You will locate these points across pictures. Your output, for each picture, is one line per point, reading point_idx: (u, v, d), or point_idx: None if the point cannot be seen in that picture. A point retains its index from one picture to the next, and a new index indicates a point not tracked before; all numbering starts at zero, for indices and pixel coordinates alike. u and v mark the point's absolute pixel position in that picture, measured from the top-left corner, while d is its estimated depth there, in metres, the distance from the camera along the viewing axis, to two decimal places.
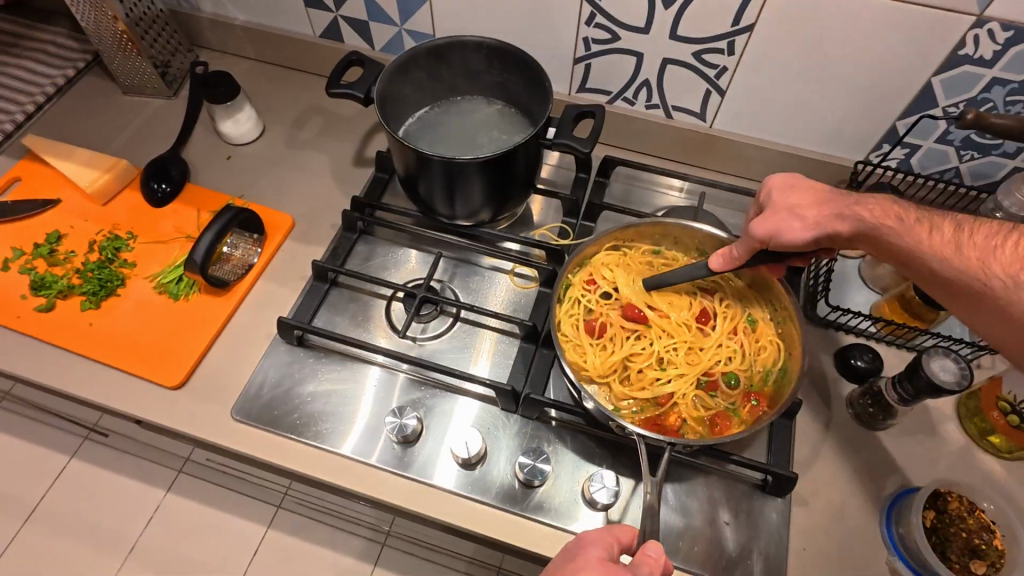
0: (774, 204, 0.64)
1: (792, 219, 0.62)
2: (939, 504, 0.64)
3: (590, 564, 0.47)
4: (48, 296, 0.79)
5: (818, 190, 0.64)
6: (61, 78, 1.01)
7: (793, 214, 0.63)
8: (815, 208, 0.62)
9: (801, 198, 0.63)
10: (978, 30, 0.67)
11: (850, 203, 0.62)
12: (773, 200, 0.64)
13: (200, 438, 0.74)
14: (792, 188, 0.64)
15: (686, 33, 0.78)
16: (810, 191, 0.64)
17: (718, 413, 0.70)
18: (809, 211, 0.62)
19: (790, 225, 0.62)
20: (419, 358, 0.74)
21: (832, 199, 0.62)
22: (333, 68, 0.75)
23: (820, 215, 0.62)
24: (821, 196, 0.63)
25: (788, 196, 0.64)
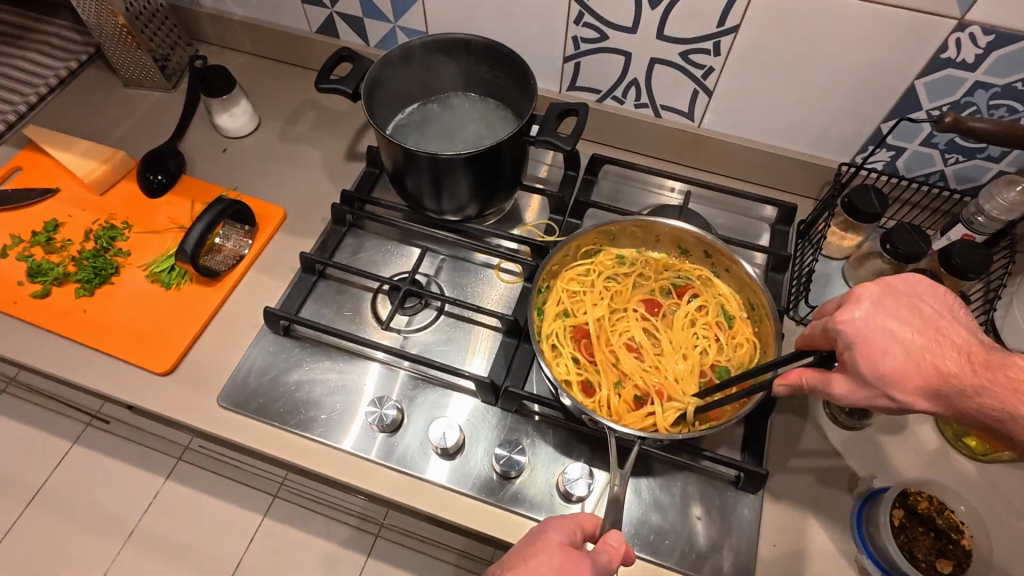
0: (863, 373, 0.47)
1: (890, 396, 0.46)
2: (908, 503, 0.65)
3: (550, 549, 0.48)
4: (44, 283, 0.81)
5: (905, 331, 0.47)
6: (64, 71, 1.03)
7: (893, 389, 0.46)
8: (910, 372, 0.46)
9: (896, 357, 0.46)
10: (959, 34, 0.67)
11: (961, 370, 0.45)
12: (862, 367, 0.47)
13: (188, 424, 0.75)
14: (877, 332, 0.47)
15: (673, 33, 0.79)
16: (897, 342, 0.46)
17: (703, 406, 0.71)
18: (907, 383, 0.46)
19: (882, 402, 0.47)
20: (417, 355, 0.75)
21: (938, 362, 0.46)
22: (322, 63, 0.76)
23: (923, 391, 0.46)
24: (921, 350, 0.46)
25: (870, 352, 0.46)
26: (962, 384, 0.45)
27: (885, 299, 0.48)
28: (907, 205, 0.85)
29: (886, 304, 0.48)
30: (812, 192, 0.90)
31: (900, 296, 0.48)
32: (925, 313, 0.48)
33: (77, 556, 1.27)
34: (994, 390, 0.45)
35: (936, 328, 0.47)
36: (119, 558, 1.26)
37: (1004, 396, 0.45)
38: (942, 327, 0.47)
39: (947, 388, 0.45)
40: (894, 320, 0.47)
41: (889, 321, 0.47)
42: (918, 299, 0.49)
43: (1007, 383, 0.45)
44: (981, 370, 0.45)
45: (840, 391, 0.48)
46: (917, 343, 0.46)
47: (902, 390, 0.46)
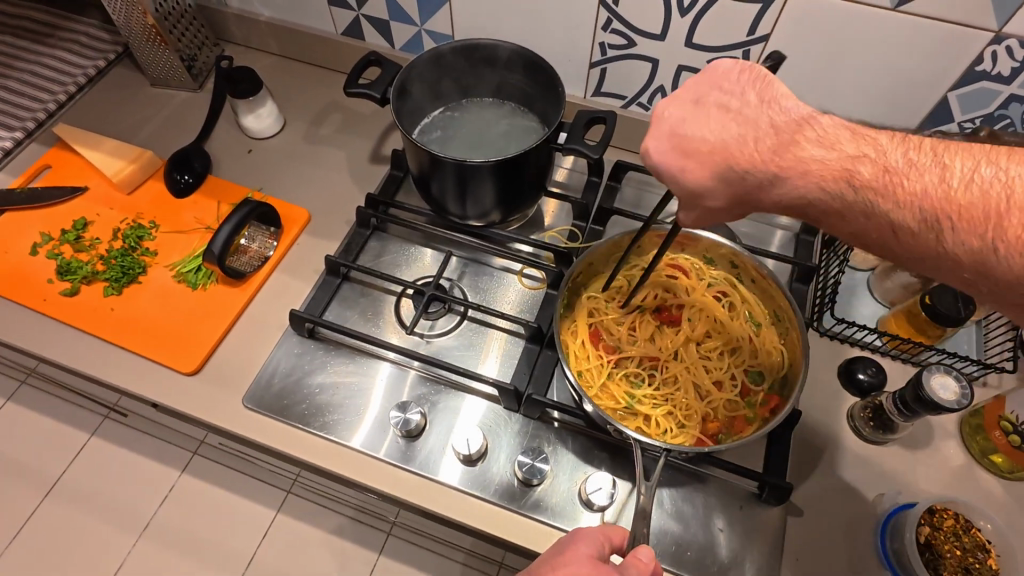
0: (677, 142, 0.52)
1: (689, 175, 0.52)
2: (935, 519, 0.64)
3: (580, 560, 0.48)
4: (73, 281, 0.82)
5: (700, 127, 0.51)
6: (92, 69, 1.04)
7: (682, 178, 0.52)
8: (708, 151, 0.50)
9: (714, 127, 0.50)
10: (996, 46, 0.66)
11: (757, 146, 0.49)
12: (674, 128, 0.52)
13: (213, 423, 0.76)
14: (687, 126, 0.52)
15: (701, 41, 0.79)
16: (695, 141, 0.51)
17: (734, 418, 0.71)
18: (705, 161, 0.51)
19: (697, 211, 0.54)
20: (430, 357, 0.76)
21: (738, 136, 0.50)
22: (352, 67, 0.76)
23: (718, 184, 0.51)
24: (720, 137, 0.50)
25: (694, 128, 0.51)
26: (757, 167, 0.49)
27: (690, 105, 0.52)
28: None
29: (698, 102, 0.52)
30: None
31: (713, 90, 0.52)
32: (721, 100, 0.51)
33: (95, 546, 1.28)
34: (799, 165, 0.47)
35: (743, 119, 0.50)
36: (136, 550, 1.27)
37: (792, 175, 0.48)
38: (746, 110, 0.50)
39: (730, 173, 0.50)
40: (687, 117, 0.52)
41: (688, 116, 0.52)
42: (719, 92, 0.52)
43: (814, 159, 0.47)
44: (776, 153, 0.48)
45: (657, 162, 0.53)
46: (728, 129, 0.50)
47: (698, 175, 0.51)
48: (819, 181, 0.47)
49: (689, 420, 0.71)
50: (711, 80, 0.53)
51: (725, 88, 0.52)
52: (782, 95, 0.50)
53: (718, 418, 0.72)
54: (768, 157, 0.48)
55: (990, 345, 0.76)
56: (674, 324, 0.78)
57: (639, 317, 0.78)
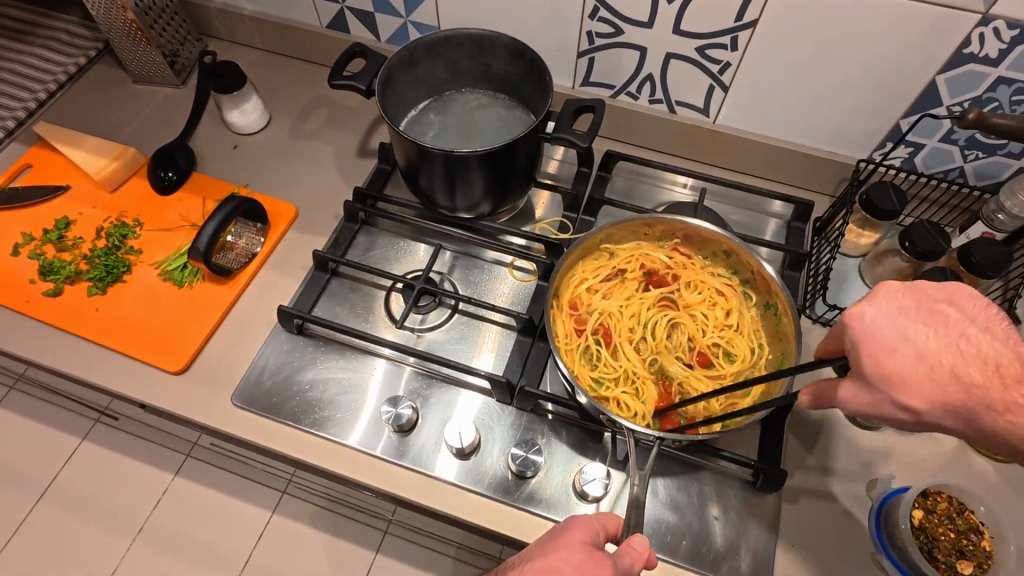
0: (868, 374, 0.45)
1: (896, 401, 0.44)
2: (928, 503, 0.65)
3: (572, 546, 0.48)
4: (57, 281, 0.81)
5: (927, 335, 0.44)
6: (73, 66, 1.02)
7: (901, 393, 0.44)
8: (904, 383, 0.44)
9: (906, 360, 0.44)
10: (982, 29, 0.66)
11: (985, 381, 0.43)
12: (866, 369, 0.45)
13: (203, 423, 0.75)
14: (882, 355, 0.45)
15: (689, 28, 0.78)
16: (904, 347, 0.45)
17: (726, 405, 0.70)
18: (918, 388, 0.44)
19: (889, 410, 0.45)
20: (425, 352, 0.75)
21: (948, 360, 0.44)
22: (336, 59, 0.75)
23: (936, 405, 0.44)
24: (923, 360, 0.44)
25: (873, 362, 0.45)
26: (980, 395, 0.43)
27: (896, 309, 0.46)
28: (925, 202, 0.84)
29: (902, 312, 0.45)
30: (829, 189, 0.90)
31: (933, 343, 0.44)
32: (937, 302, 0.46)
33: (89, 552, 1.27)
34: (1018, 403, 0.43)
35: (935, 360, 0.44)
36: (130, 554, 1.26)
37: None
38: (969, 333, 0.44)
39: (957, 404, 0.43)
40: (912, 324, 0.45)
41: (900, 320, 0.45)
42: (944, 305, 0.45)
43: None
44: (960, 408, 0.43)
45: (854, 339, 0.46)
46: (935, 344, 0.44)
47: (909, 396, 0.44)
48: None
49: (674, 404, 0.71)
50: (947, 289, 0.46)
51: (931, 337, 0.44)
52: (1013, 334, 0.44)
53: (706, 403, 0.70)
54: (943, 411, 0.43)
55: None
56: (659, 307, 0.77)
57: (625, 302, 0.77)
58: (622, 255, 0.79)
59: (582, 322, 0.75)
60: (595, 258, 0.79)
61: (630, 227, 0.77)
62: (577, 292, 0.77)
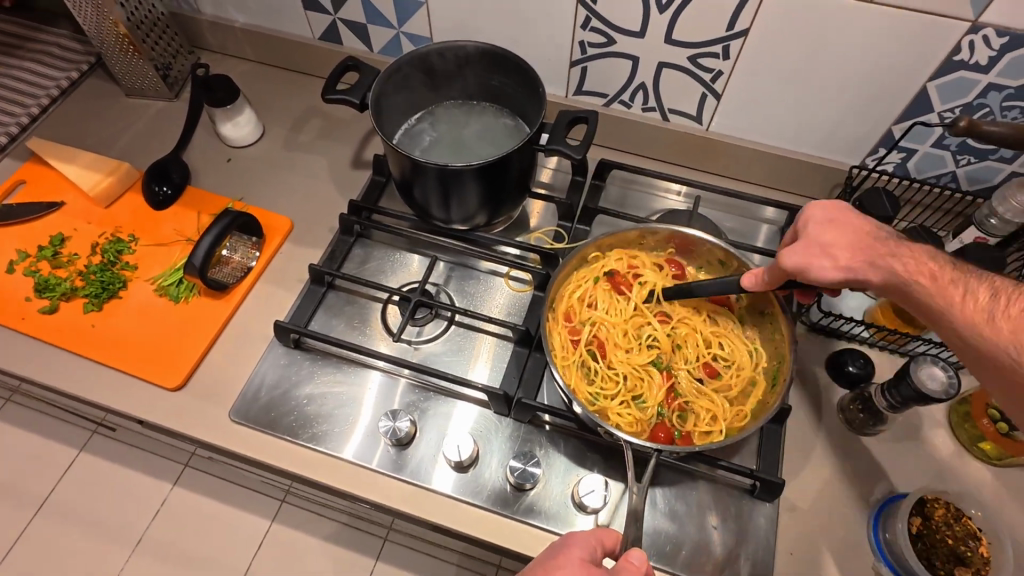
0: (812, 234, 0.61)
1: (826, 253, 0.59)
2: (926, 510, 0.65)
3: (572, 564, 0.48)
4: (52, 298, 0.81)
5: (856, 223, 0.61)
6: (65, 81, 1.02)
7: (828, 249, 0.59)
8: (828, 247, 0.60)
9: (840, 235, 0.60)
10: (973, 36, 0.66)
11: (886, 250, 0.59)
12: (810, 230, 0.61)
13: (200, 439, 0.75)
14: (820, 227, 0.61)
15: (681, 37, 0.78)
16: (843, 226, 0.61)
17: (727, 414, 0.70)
18: (843, 249, 0.59)
19: (817, 261, 0.59)
20: (419, 363, 0.75)
21: (874, 244, 0.59)
22: (330, 73, 0.75)
23: (848, 253, 0.59)
24: (852, 232, 0.60)
25: (818, 229, 0.61)
26: (886, 252, 0.59)
27: (842, 207, 0.63)
28: (918, 207, 0.84)
29: (846, 210, 0.62)
30: (822, 194, 0.90)
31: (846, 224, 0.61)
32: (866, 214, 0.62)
33: (88, 564, 1.27)
34: (912, 265, 0.57)
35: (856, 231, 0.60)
36: (129, 565, 1.26)
37: (919, 273, 0.57)
38: (885, 235, 0.61)
39: (868, 253, 0.59)
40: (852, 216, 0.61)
41: (845, 215, 0.61)
42: (877, 220, 0.62)
43: (924, 266, 0.57)
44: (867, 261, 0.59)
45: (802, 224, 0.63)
46: (862, 228, 0.60)
47: (838, 253, 0.59)
48: (936, 278, 0.56)
49: (674, 416, 0.71)
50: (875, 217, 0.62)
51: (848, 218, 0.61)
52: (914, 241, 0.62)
53: (708, 416, 0.70)
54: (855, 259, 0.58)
55: None
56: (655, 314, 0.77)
57: (621, 311, 0.77)
58: (615, 264, 0.79)
59: (577, 332, 0.75)
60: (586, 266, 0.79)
61: (622, 236, 0.77)
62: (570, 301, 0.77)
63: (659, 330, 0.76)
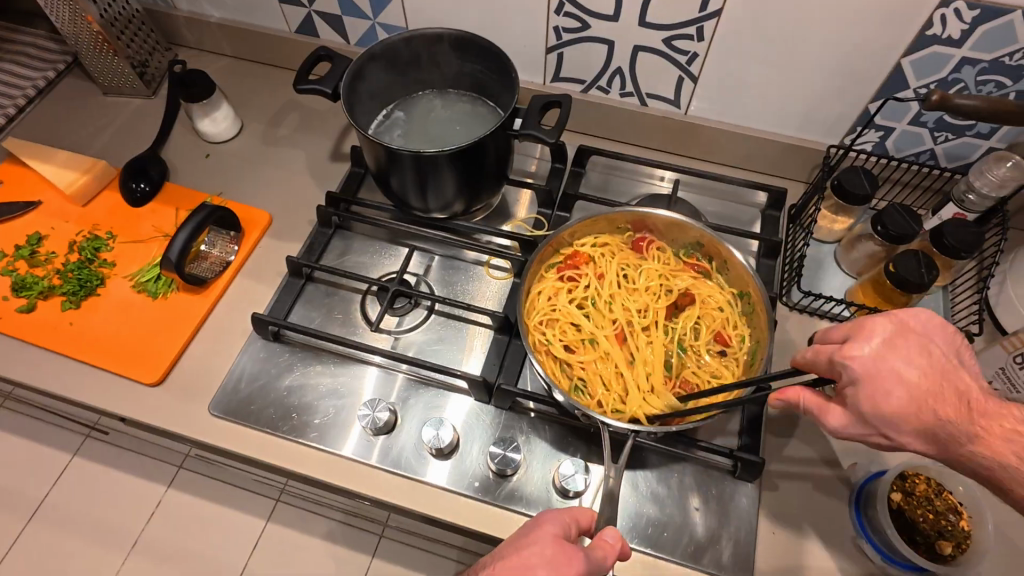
0: (867, 414, 0.47)
1: (885, 435, 0.48)
2: (906, 485, 0.65)
3: (544, 540, 0.48)
4: (30, 297, 0.80)
5: (914, 372, 0.46)
6: (42, 80, 1.01)
7: (890, 426, 0.47)
8: (889, 407, 0.46)
9: (900, 399, 0.46)
10: (944, 10, 0.66)
11: (960, 418, 0.46)
12: (862, 409, 0.47)
13: (181, 434, 0.75)
14: (873, 387, 0.46)
15: (655, 20, 0.78)
16: (894, 379, 0.46)
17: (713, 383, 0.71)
18: (906, 424, 0.46)
19: (875, 438, 0.49)
20: (416, 358, 0.74)
21: (941, 412, 0.46)
22: (301, 63, 0.74)
23: (918, 435, 0.47)
24: (921, 390, 0.46)
25: (871, 399, 0.46)
26: (952, 430, 0.46)
27: (883, 342, 0.47)
28: (898, 185, 0.84)
29: (888, 343, 0.47)
30: (803, 176, 0.90)
31: (927, 383, 0.46)
32: (905, 332, 0.48)
33: (86, 566, 1.27)
34: (983, 438, 0.46)
35: (929, 388, 0.46)
36: (127, 566, 1.26)
37: (989, 444, 0.47)
38: (945, 369, 0.47)
39: (936, 427, 0.46)
40: (903, 361, 0.46)
41: (896, 361, 0.46)
42: (926, 338, 0.48)
43: (994, 436, 0.47)
44: (947, 417, 0.46)
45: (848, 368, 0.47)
46: (925, 388, 0.46)
47: (899, 432, 0.47)
48: (1008, 453, 0.47)
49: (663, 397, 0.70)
50: (904, 317, 0.49)
51: (926, 363, 0.47)
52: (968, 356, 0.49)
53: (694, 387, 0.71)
54: (925, 410, 0.46)
55: (957, 309, 0.77)
56: (625, 293, 0.77)
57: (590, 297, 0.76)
58: (584, 246, 0.79)
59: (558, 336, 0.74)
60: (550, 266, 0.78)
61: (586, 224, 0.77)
62: (542, 305, 0.75)
63: (633, 308, 0.76)
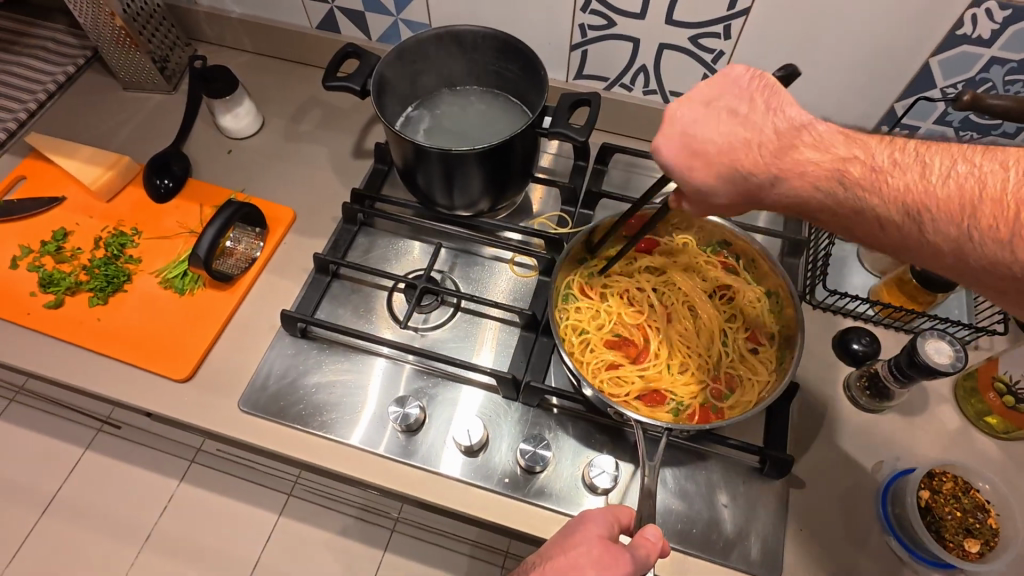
0: (688, 194, 0.56)
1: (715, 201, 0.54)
2: (934, 483, 0.65)
3: (590, 541, 0.49)
4: (57, 293, 0.81)
5: (715, 130, 0.52)
6: (62, 76, 1.01)
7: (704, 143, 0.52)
8: (715, 155, 0.52)
9: (701, 167, 0.52)
10: (976, 10, 0.66)
11: (755, 164, 0.50)
12: (688, 188, 0.54)
13: (210, 430, 0.75)
14: (699, 141, 0.52)
15: (682, 18, 0.78)
16: (702, 140, 0.52)
17: (749, 380, 0.71)
18: (721, 188, 0.53)
19: (708, 210, 0.56)
20: (425, 349, 0.75)
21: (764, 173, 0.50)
22: (330, 60, 0.74)
23: (734, 194, 0.53)
24: (712, 113, 0.52)
25: (679, 151, 0.53)
26: (755, 179, 0.51)
27: (680, 136, 0.53)
28: None
29: (696, 124, 0.52)
30: None
31: (727, 103, 0.52)
32: (732, 107, 0.52)
33: (97, 560, 1.26)
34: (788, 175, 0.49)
35: (747, 121, 0.51)
36: (138, 561, 1.26)
37: (793, 178, 0.49)
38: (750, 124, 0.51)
39: (746, 185, 0.51)
40: (705, 130, 0.52)
41: (694, 135, 0.52)
42: (735, 97, 0.52)
43: (799, 169, 0.49)
44: (777, 156, 0.50)
45: (670, 161, 0.53)
46: (718, 148, 0.51)
47: (718, 195, 0.53)
48: (833, 180, 0.48)
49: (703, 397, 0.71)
50: (723, 84, 0.53)
51: (715, 121, 0.52)
52: (789, 102, 0.51)
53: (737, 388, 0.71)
54: (770, 160, 0.49)
55: (979, 310, 0.77)
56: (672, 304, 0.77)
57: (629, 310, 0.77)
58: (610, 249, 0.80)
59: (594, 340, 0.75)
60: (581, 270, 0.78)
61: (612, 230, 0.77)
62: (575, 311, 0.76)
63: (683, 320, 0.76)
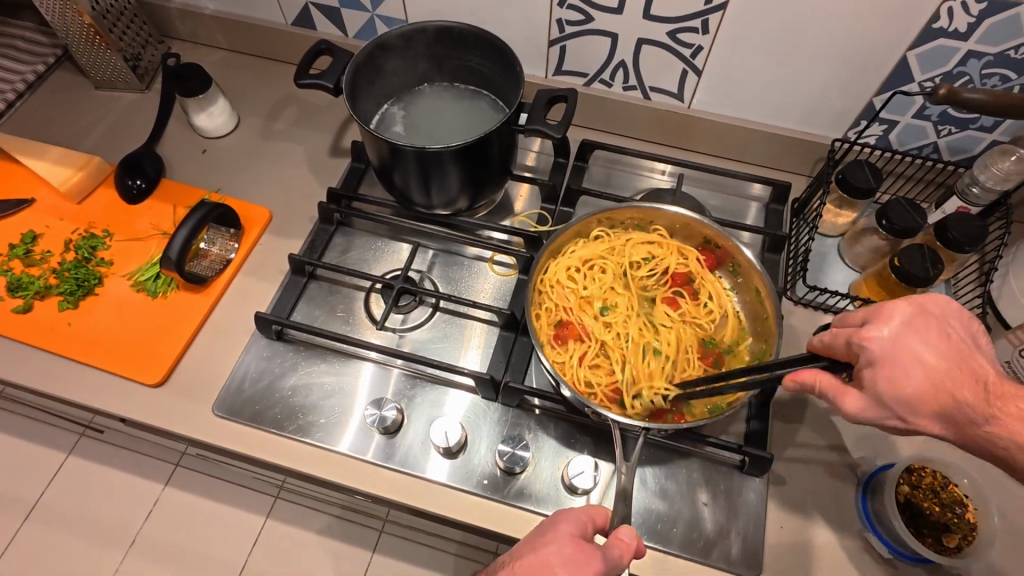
0: (878, 395, 0.47)
1: (899, 418, 0.47)
2: (913, 478, 0.65)
3: (561, 540, 0.48)
4: (26, 297, 0.79)
5: (931, 351, 0.46)
6: (32, 74, 0.99)
7: (921, 352, 0.46)
8: (937, 378, 0.46)
9: (917, 380, 0.46)
10: (951, 2, 0.66)
11: (976, 398, 0.46)
12: (881, 390, 0.46)
13: (185, 435, 0.74)
14: (916, 360, 0.46)
15: (660, 12, 0.77)
16: (922, 356, 0.46)
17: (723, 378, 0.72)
18: (923, 406, 0.46)
19: (888, 420, 0.48)
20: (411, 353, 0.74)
21: (937, 407, 0.46)
22: (301, 58, 0.73)
23: (932, 414, 0.46)
24: (931, 326, 0.47)
25: (892, 346, 0.46)
26: (971, 408, 0.46)
27: (912, 312, 0.47)
28: (901, 178, 0.85)
29: (908, 325, 0.47)
30: (805, 170, 0.90)
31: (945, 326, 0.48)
32: (964, 342, 0.47)
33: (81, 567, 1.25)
34: (999, 416, 0.46)
35: (958, 351, 0.47)
36: (124, 565, 1.24)
37: (1006, 424, 0.46)
38: (966, 355, 0.47)
39: (951, 409, 0.46)
40: (920, 340, 0.46)
41: (915, 341, 0.46)
42: (943, 321, 0.48)
43: (1007, 414, 0.46)
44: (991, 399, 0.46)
45: (886, 349, 0.46)
46: (942, 368, 0.46)
47: (916, 414, 0.47)
48: (1023, 436, 0.46)
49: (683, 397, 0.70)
50: (944, 307, 0.49)
51: (932, 330, 0.47)
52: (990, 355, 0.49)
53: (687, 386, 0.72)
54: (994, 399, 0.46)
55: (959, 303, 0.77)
56: (653, 305, 0.77)
57: (603, 308, 0.76)
58: (575, 251, 0.79)
59: (570, 342, 0.74)
60: (550, 271, 0.78)
61: (570, 233, 0.79)
62: (547, 310, 0.76)
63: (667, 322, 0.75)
